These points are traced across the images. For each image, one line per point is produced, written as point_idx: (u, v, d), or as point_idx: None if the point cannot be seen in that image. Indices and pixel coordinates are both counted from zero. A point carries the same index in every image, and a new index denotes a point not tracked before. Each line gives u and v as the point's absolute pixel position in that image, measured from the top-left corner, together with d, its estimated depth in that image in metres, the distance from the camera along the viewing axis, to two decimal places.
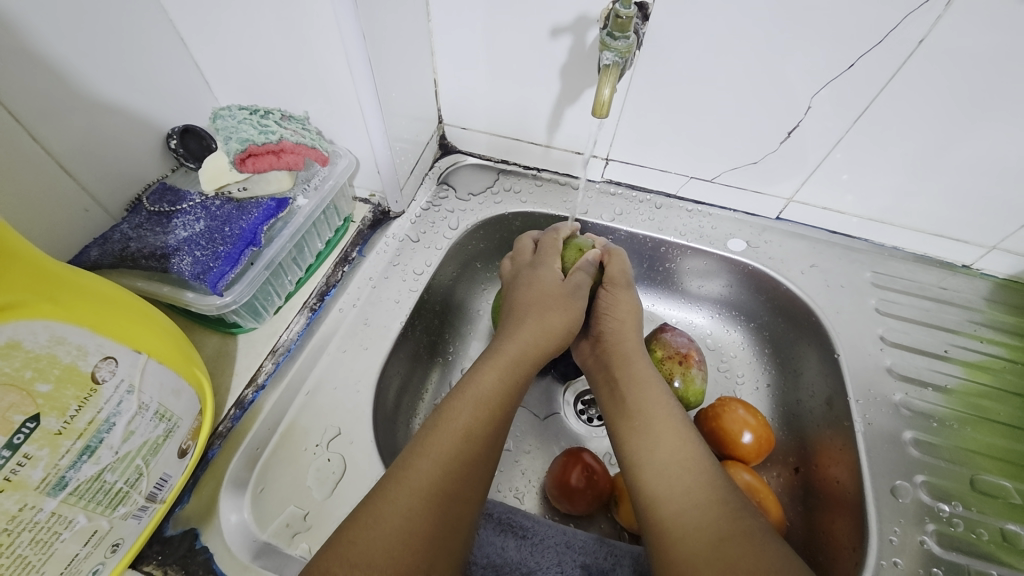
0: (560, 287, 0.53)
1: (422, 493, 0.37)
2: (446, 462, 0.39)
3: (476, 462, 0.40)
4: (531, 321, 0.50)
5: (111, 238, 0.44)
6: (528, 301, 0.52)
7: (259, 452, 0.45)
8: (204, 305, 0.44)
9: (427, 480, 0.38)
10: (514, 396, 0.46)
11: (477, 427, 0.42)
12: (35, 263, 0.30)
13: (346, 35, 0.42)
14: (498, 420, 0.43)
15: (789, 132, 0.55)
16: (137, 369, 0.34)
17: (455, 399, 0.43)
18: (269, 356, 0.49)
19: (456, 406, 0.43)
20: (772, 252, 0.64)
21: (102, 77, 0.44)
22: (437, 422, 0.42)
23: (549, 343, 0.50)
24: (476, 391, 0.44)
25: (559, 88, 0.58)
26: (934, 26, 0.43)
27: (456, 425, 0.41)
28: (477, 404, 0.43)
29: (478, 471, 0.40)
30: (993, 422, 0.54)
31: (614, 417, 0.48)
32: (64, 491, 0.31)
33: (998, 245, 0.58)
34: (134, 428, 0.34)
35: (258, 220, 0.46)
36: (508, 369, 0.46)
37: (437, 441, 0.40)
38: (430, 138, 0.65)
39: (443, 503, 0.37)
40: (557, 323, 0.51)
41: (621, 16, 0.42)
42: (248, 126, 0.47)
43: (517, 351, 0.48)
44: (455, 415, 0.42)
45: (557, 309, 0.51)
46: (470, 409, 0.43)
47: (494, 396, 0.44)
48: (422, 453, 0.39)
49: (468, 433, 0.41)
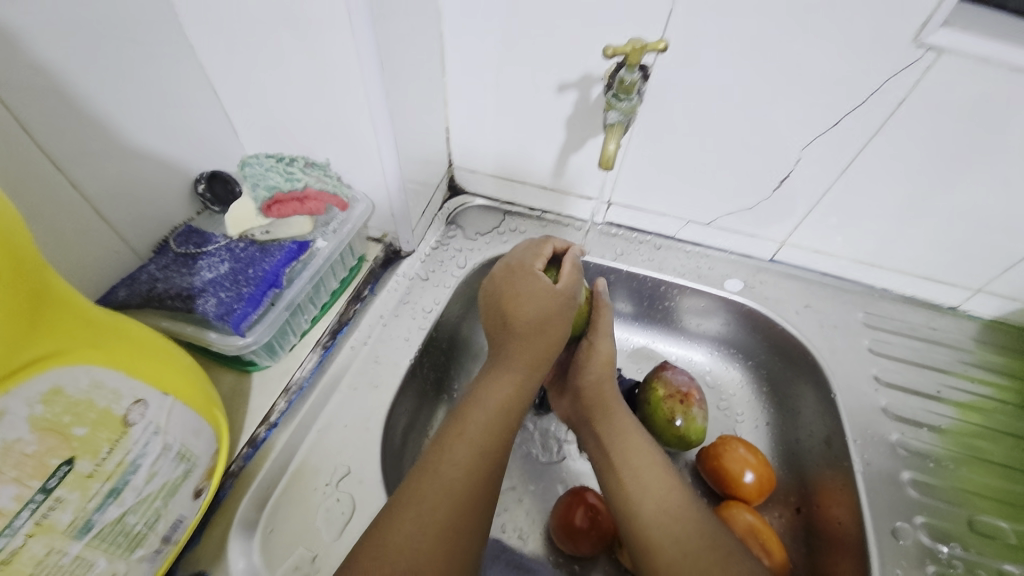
0: (554, 296, 0.51)
1: (425, 531, 0.39)
2: (453, 498, 0.41)
3: (479, 495, 0.42)
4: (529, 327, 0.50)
5: (138, 278, 0.46)
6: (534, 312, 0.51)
7: (269, 491, 0.46)
8: (226, 345, 0.45)
9: (430, 521, 0.39)
10: (507, 438, 0.47)
11: (481, 459, 0.44)
12: (80, 309, 0.32)
13: (371, 90, 0.46)
14: (499, 446, 0.46)
15: (780, 182, 0.59)
16: (164, 411, 0.35)
17: (455, 436, 0.45)
18: (282, 394, 0.51)
19: (458, 439, 0.45)
20: (767, 292, 0.67)
21: (140, 129, 0.47)
22: (437, 460, 0.43)
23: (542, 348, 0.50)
24: (479, 418, 0.46)
25: (564, 138, 0.61)
26: (912, 88, 0.47)
27: (456, 463, 0.43)
28: (480, 430, 0.45)
29: (483, 499, 0.43)
30: (988, 462, 0.55)
31: (604, 456, 0.49)
32: (89, 533, 0.32)
33: (983, 287, 0.61)
34: (156, 470, 0.35)
35: (280, 262, 0.48)
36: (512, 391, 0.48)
37: (439, 479, 0.42)
38: (440, 181, 0.69)
39: (447, 538, 0.39)
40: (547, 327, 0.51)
41: (625, 80, 0.46)
42: (275, 173, 0.50)
43: (511, 388, 0.49)
44: (452, 452, 0.44)
45: (552, 316, 0.51)
46: (475, 432, 0.45)
47: (496, 421, 0.46)
48: (425, 491, 0.41)
49: (471, 466, 0.43)
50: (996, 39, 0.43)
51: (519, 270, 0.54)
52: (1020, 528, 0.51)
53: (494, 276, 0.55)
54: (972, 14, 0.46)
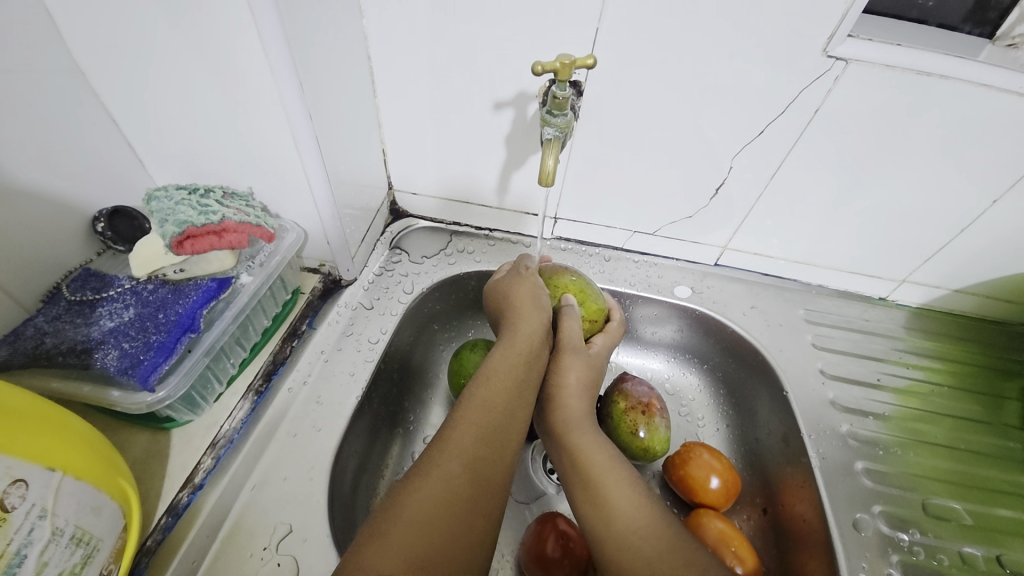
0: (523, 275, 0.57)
1: (413, 533, 0.36)
2: (458, 481, 0.40)
3: (482, 477, 0.41)
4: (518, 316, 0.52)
5: (22, 334, 0.40)
6: (523, 304, 0.53)
7: (196, 566, 0.40)
8: (133, 403, 0.40)
9: (421, 518, 0.37)
10: (501, 426, 0.45)
11: (485, 443, 0.43)
12: None
13: (293, 114, 0.43)
14: (505, 428, 0.45)
15: (716, 190, 0.60)
16: (51, 490, 0.30)
17: (452, 428, 0.43)
18: (208, 451, 0.45)
19: (461, 422, 0.44)
20: (714, 296, 0.68)
21: (21, 164, 0.41)
22: (436, 458, 0.41)
23: (535, 335, 0.51)
24: (484, 398, 0.46)
25: (504, 155, 0.60)
26: (827, 96, 0.50)
27: (460, 451, 0.42)
28: (483, 412, 0.45)
29: (488, 482, 0.41)
30: (932, 444, 0.58)
31: (577, 473, 0.46)
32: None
33: (907, 278, 0.65)
34: (47, 559, 0.30)
35: (197, 304, 0.43)
36: (518, 372, 0.48)
37: (437, 472, 0.40)
38: (380, 205, 0.66)
39: (441, 528, 0.37)
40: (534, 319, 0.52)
41: (558, 96, 0.45)
42: (186, 207, 0.45)
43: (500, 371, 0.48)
44: (455, 441, 0.42)
45: (535, 307, 0.53)
46: (478, 413, 0.45)
47: (500, 399, 0.46)
48: (424, 486, 0.39)
49: (472, 456, 0.42)
50: (901, 46, 0.47)
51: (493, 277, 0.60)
52: (969, 506, 0.53)
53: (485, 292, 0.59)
54: (873, 25, 0.49)
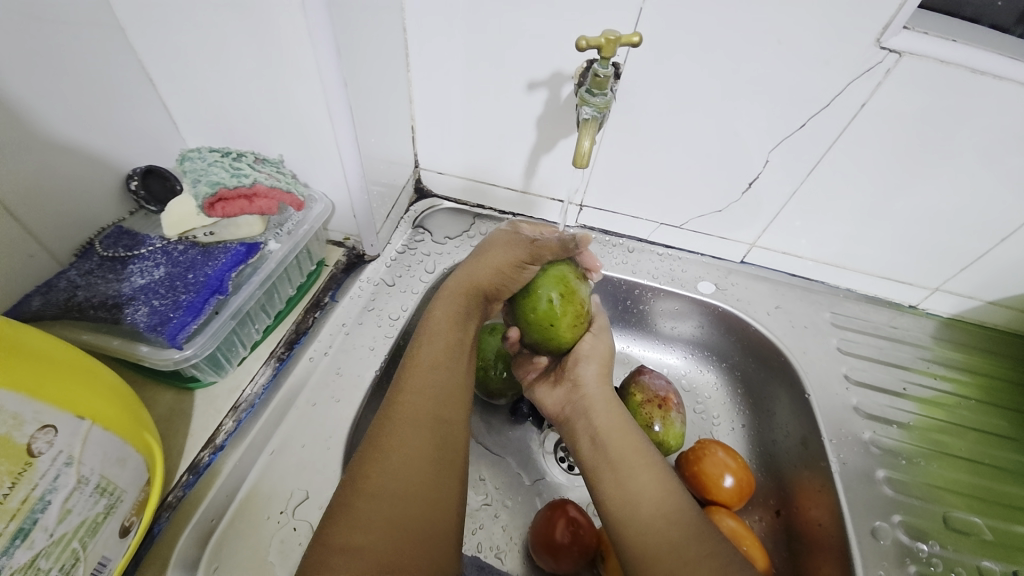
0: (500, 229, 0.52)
1: (390, 506, 0.36)
2: (420, 446, 0.39)
3: (443, 440, 0.41)
4: (464, 278, 0.49)
5: (55, 286, 0.41)
6: (472, 261, 0.50)
7: (213, 524, 0.41)
8: (160, 360, 0.40)
9: (394, 488, 0.37)
10: (449, 394, 0.44)
11: (440, 403, 0.42)
12: None
13: (327, 82, 0.42)
14: (453, 384, 0.44)
15: (749, 184, 0.59)
16: (78, 439, 0.31)
17: (404, 391, 0.42)
18: (230, 413, 0.46)
19: (411, 383, 0.43)
20: (739, 294, 0.66)
21: (60, 117, 0.42)
22: (392, 425, 0.40)
23: (478, 292, 0.49)
24: (428, 357, 0.45)
25: (535, 138, 0.59)
26: (876, 91, 0.48)
27: (417, 418, 0.41)
28: (431, 371, 0.44)
29: (449, 442, 0.41)
30: (955, 456, 0.56)
31: (593, 455, 0.46)
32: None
33: (941, 287, 0.63)
34: (71, 506, 0.30)
35: (226, 266, 0.44)
36: (455, 329, 0.47)
37: (397, 441, 0.39)
38: (405, 182, 0.65)
39: (416, 497, 0.37)
40: (488, 280, 0.48)
41: (599, 75, 0.44)
42: (219, 168, 0.45)
43: (446, 340, 0.46)
44: (410, 406, 0.41)
45: (494, 269, 0.48)
46: (429, 379, 0.43)
47: (445, 359, 0.45)
48: (387, 456, 0.38)
49: (427, 418, 0.41)
50: (957, 42, 0.45)
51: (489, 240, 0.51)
52: (991, 521, 0.52)
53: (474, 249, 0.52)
54: (930, 18, 0.47)
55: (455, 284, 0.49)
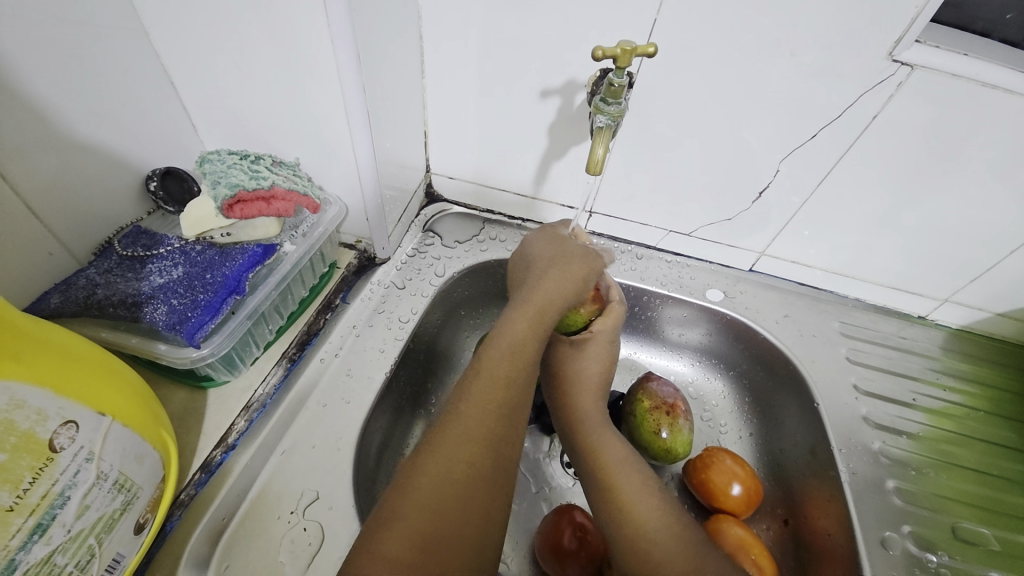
0: (566, 243, 0.54)
1: (436, 520, 0.36)
2: (480, 464, 0.40)
3: (500, 457, 0.41)
4: (547, 288, 0.49)
5: (75, 284, 0.41)
6: (543, 271, 0.50)
7: (224, 523, 0.41)
8: (178, 358, 0.41)
9: (446, 503, 0.37)
10: (512, 411, 0.43)
11: (500, 421, 0.42)
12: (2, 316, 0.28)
13: (346, 86, 0.43)
14: (517, 406, 0.44)
15: (759, 193, 0.59)
16: (99, 434, 0.31)
17: (470, 405, 0.42)
18: (242, 413, 0.46)
19: (476, 398, 0.43)
20: (747, 301, 0.67)
21: (82, 119, 0.43)
22: (453, 439, 0.40)
23: (557, 307, 0.49)
24: (500, 370, 0.44)
25: (546, 145, 0.60)
26: (887, 102, 0.48)
27: (475, 434, 0.41)
28: (499, 385, 0.44)
29: (503, 461, 0.41)
30: (962, 467, 0.56)
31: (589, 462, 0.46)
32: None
33: (950, 298, 0.63)
34: (89, 503, 0.30)
35: (243, 267, 0.45)
36: (532, 341, 0.47)
37: (459, 457, 0.39)
38: (417, 187, 0.66)
39: (467, 515, 0.38)
40: (564, 292, 0.49)
41: (614, 84, 0.44)
42: (238, 171, 0.46)
43: (515, 351, 0.45)
44: (475, 421, 0.41)
45: (574, 284, 0.50)
46: (493, 392, 0.43)
47: (518, 373, 0.45)
48: (445, 471, 0.38)
49: (488, 436, 0.41)
50: (967, 55, 0.45)
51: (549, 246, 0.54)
52: (999, 533, 0.52)
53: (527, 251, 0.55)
54: (941, 31, 0.47)
55: (534, 294, 0.48)
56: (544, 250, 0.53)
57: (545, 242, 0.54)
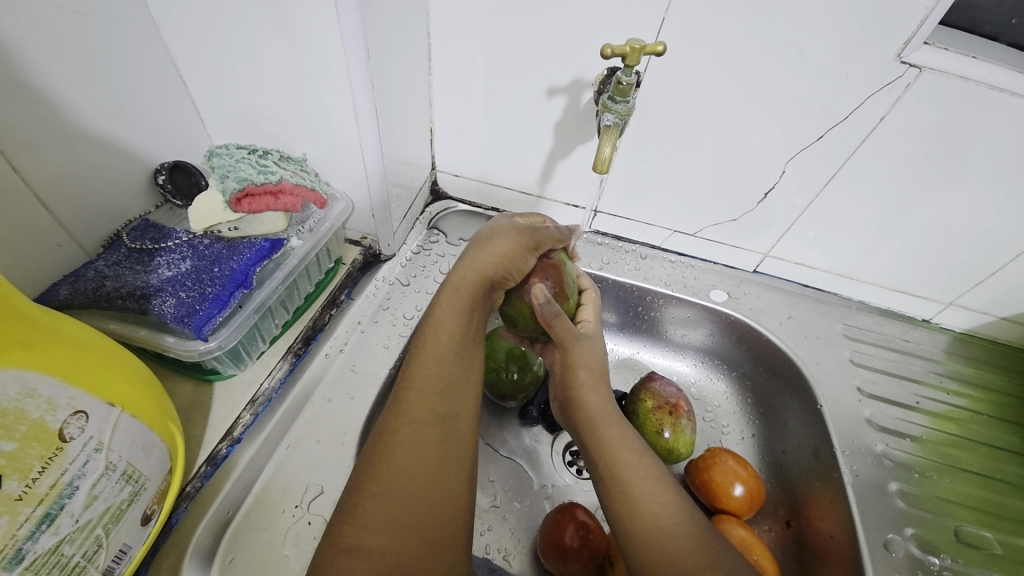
0: (509, 223, 0.52)
1: (391, 505, 0.36)
2: (422, 446, 0.39)
3: (445, 438, 0.40)
4: (465, 269, 0.48)
5: (83, 275, 0.42)
6: (472, 252, 0.50)
7: (229, 516, 0.41)
8: (186, 351, 0.42)
9: (399, 489, 0.37)
10: (456, 388, 0.43)
11: (441, 400, 0.42)
12: (14, 305, 0.29)
13: (354, 82, 0.43)
14: (458, 382, 0.44)
15: (765, 194, 0.59)
16: (108, 425, 0.31)
17: (410, 388, 0.42)
18: (247, 407, 0.47)
19: (416, 380, 0.42)
20: (751, 303, 0.67)
21: (93, 111, 0.43)
22: (397, 423, 0.40)
23: (483, 284, 0.47)
24: (432, 352, 0.44)
25: (552, 143, 0.60)
26: (895, 104, 0.48)
27: (418, 414, 0.41)
28: (432, 366, 0.43)
29: (451, 438, 0.41)
30: (965, 470, 0.56)
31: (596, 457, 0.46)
32: (20, 565, 0.27)
33: (955, 301, 0.63)
34: (97, 493, 0.31)
35: (251, 261, 0.45)
36: (461, 322, 0.46)
37: (402, 440, 0.39)
38: (422, 184, 0.66)
39: (421, 499, 0.37)
40: (491, 270, 0.48)
41: (622, 83, 0.44)
42: (247, 165, 0.46)
43: (444, 333, 0.45)
44: (415, 404, 0.41)
45: (494, 259, 0.48)
46: (430, 373, 0.43)
47: (449, 353, 0.44)
48: (392, 456, 0.38)
49: (428, 416, 0.41)
50: (976, 58, 0.45)
51: (490, 229, 0.53)
52: (1002, 537, 0.52)
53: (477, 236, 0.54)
54: (950, 34, 0.47)
55: (458, 276, 0.48)
56: (485, 233, 0.52)
57: (495, 226, 0.53)
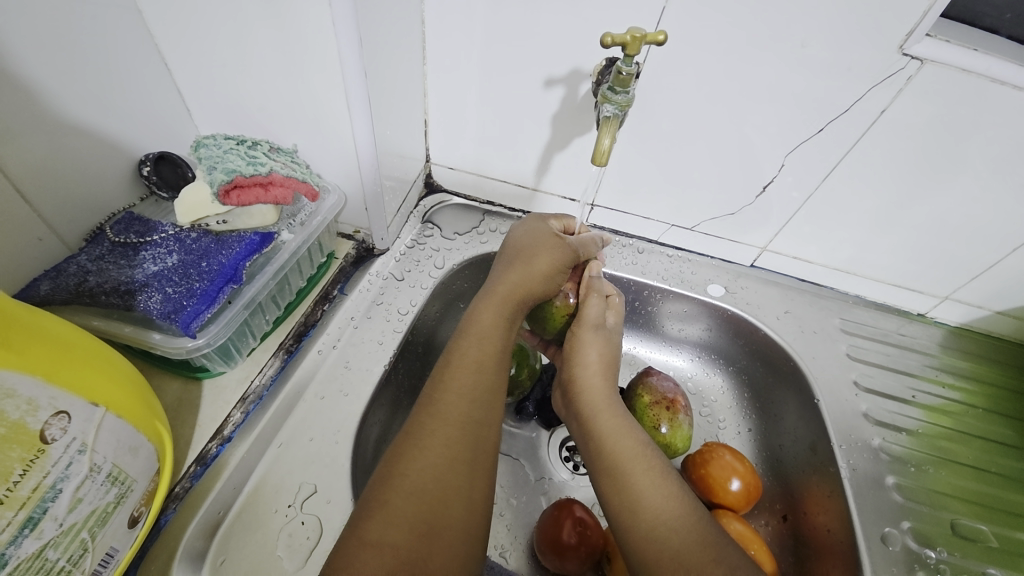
0: (548, 233, 0.53)
1: (420, 504, 0.35)
2: (455, 446, 0.39)
3: (477, 441, 0.40)
4: (511, 279, 0.49)
5: (65, 270, 0.40)
6: (514, 265, 0.50)
7: (220, 517, 0.40)
8: (173, 348, 0.40)
9: (425, 487, 0.36)
10: (490, 395, 0.43)
11: (475, 405, 0.41)
12: None
13: (347, 71, 0.41)
14: (492, 387, 0.43)
15: (763, 187, 0.58)
16: (92, 426, 0.30)
17: (444, 390, 0.42)
18: (238, 404, 0.46)
19: (452, 382, 0.42)
20: (748, 297, 0.66)
21: (73, 99, 0.41)
22: (432, 423, 0.40)
23: (526, 295, 0.49)
24: (471, 358, 0.44)
25: (549, 135, 0.59)
26: (895, 97, 0.48)
27: (452, 418, 0.40)
28: (469, 371, 0.43)
29: (483, 443, 0.40)
30: (959, 463, 0.56)
31: (596, 452, 0.46)
32: (0, 572, 0.26)
33: (950, 295, 0.63)
34: (82, 496, 0.30)
35: (240, 255, 0.44)
36: (501, 331, 0.46)
37: (437, 440, 0.39)
38: (416, 177, 0.65)
39: (449, 499, 0.36)
40: (534, 285, 0.49)
41: (623, 73, 0.43)
42: (235, 156, 0.45)
43: (480, 338, 0.45)
44: (449, 405, 0.41)
45: (540, 277, 0.49)
46: (467, 376, 0.43)
47: (489, 360, 0.44)
48: (421, 455, 0.38)
49: (464, 419, 0.40)
50: (977, 50, 0.45)
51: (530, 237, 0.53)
52: (997, 529, 0.52)
53: (512, 241, 0.54)
54: (951, 26, 0.47)
55: (501, 285, 0.49)
56: (524, 242, 0.53)
57: (532, 233, 0.54)
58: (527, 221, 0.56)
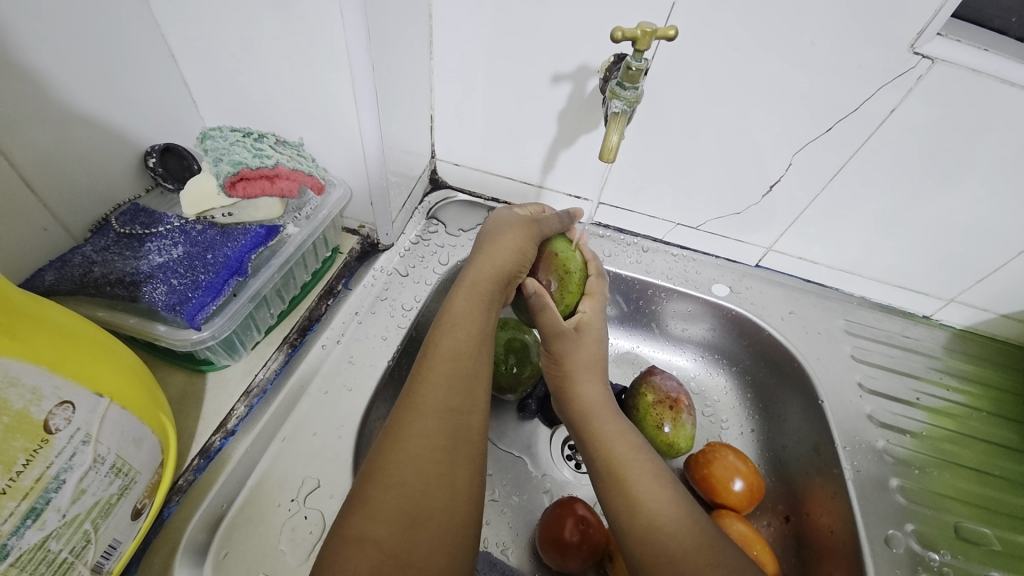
0: (516, 218, 0.53)
1: (402, 498, 0.34)
2: (434, 436, 0.38)
3: (456, 431, 0.39)
4: (479, 263, 0.49)
5: (70, 261, 0.40)
6: (482, 251, 0.49)
7: (223, 510, 0.40)
8: (178, 340, 0.40)
9: (406, 478, 0.35)
10: (470, 383, 0.42)
11: (455, 396, 0.40)
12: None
13: (354, 64, 0.41)
14: (471, 373, 0.42)
15: (771, 186, 0.58)
16: (96, 416, 0.30)
17: (422, 381, 0.40)
18: (242, 398, 0.46)
19: (429, 373, 0.41)
20: (753, 297, 0.66)
21: (80, 89, 0.41)
22: (408, 414, 0.39)
23: (496, 275, 0.48)
24: (447, 346, 0.43)
25: (555, 132, 0.59)
26: (905, 98, 0.47)
27: (431, 408, 0.39)
28: (447, 360, 0.42)
29: (463, 432, 0.39)
30: (962, 466, 0.56)
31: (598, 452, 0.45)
32: (3, 562, 0.26)
33: (955, 298, 0.63)
34: (85, 487, 0.29)
35: (246, 248, 0.43)
36: (475, 317, 0.45)
37: (414, 431, 0.38)
38: (421, 172, 0.64)
39: (431, 489, 0.35)
40: (503, 261, 0.48)
41: (633, 68, 0.43)
42: (241, 148, 0.45)
43: (459, 328, 0.44)
44: (425, 398, 0.40)
45: (509, 253, 0.49)
46: (443, 364, 0.42)
47: (463, 348, 0.43)
48: (400, 447, 0.37)
49: (440, 409, 0.39)
50: (988, 51, 0.44)
51: (498, 224, 0.53)
52: (1000, 533, 0.52)
53: (485, 229, 0.54)
54: (962, 26, 0.46)
55: (473, 271, 0.48)
56: (493, 229, 0.52)
57: (501, 220, 0.53)
58: (496, 212, 0.56)
